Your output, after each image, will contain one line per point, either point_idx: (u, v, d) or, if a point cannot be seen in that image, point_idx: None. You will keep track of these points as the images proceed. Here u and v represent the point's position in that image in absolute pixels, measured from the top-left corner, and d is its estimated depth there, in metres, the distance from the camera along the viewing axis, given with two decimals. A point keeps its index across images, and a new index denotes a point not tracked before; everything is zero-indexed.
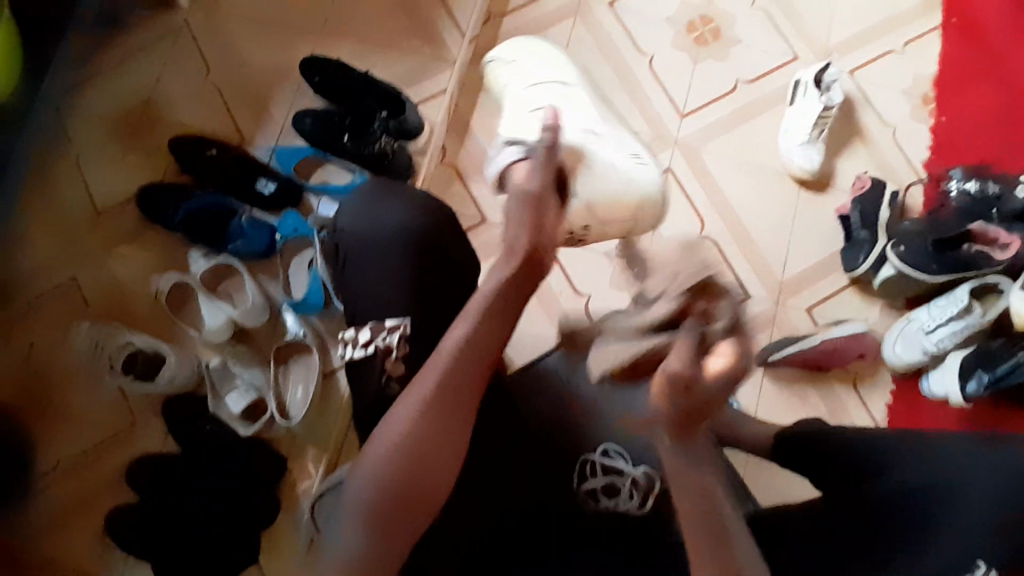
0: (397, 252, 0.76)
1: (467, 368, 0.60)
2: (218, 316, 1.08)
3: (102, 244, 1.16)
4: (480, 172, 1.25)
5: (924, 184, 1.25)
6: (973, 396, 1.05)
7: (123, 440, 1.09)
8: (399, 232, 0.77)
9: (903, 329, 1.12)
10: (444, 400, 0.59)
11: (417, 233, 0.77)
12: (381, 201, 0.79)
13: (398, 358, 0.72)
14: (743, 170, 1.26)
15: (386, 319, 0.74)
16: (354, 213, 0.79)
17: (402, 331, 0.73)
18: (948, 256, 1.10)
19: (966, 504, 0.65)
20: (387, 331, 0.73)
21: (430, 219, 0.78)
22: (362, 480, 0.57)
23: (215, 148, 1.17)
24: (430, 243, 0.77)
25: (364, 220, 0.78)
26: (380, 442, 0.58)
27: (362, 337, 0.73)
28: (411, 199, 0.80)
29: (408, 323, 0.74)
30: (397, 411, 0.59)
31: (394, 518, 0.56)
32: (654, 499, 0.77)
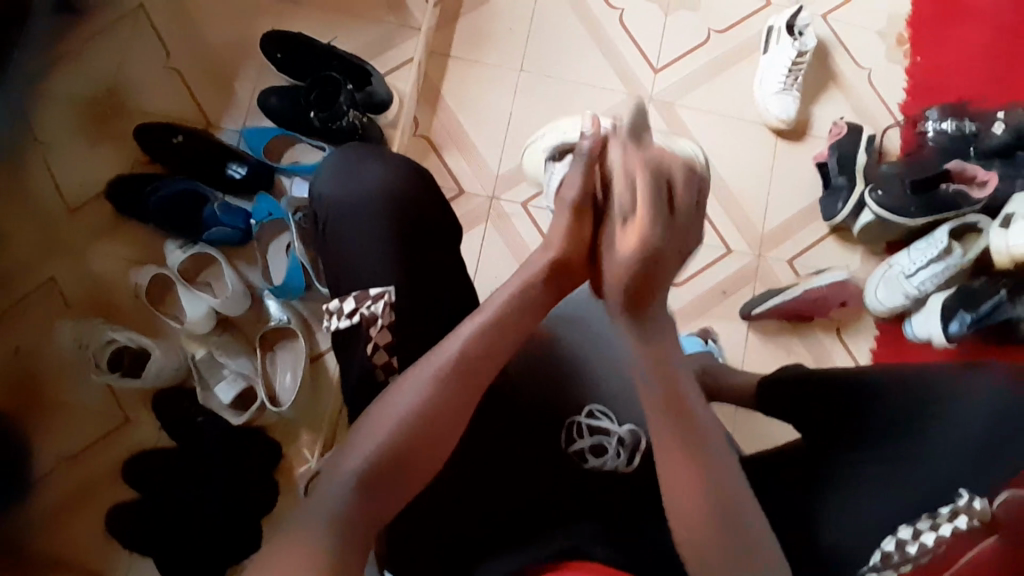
0: (372, 223, 0.75)
1: (488, 354, 0.63)
2: (200, 306, 1.07)
3: (76, 241, 1.14)
4: (455, 143, 1.23)
5: (901, 126, 1.25)
6: (957, 336, 1.07)
7: (118, 436, 1.09)
8: (373, 203, 0.76)
9: (885, 274, 1.13)
10: (458, 378, 0.60)
11: (387, 205, 0.76)
12: (355, 173, 0.78)
13: (383, 326, 0.71)
14: (722, 124, 1.24)
15: (369, 287, 0.73)
16: (328, 187, 0.78)
17: (387, 300, 0.72)
18: (928, 198, 1.10)
19: (939, 436, 0.66)
20: (370, 300, 0.72)
21: (402, 190, 0.77)
22: (359, 453, 0.55)
23: (181, 133, 1.14)
24: (402, 216, 0.76)
25: (339, 195, 0.77)
26: (385, 411, 0.58)
27: (347, 306, 0.72)
28: (384, 170, 0.78)
29: (393, 292, 0.72)
30: (411, 384, 0.59)
31: (387, 481, 0.55)
32: (642, 456, 0.76)
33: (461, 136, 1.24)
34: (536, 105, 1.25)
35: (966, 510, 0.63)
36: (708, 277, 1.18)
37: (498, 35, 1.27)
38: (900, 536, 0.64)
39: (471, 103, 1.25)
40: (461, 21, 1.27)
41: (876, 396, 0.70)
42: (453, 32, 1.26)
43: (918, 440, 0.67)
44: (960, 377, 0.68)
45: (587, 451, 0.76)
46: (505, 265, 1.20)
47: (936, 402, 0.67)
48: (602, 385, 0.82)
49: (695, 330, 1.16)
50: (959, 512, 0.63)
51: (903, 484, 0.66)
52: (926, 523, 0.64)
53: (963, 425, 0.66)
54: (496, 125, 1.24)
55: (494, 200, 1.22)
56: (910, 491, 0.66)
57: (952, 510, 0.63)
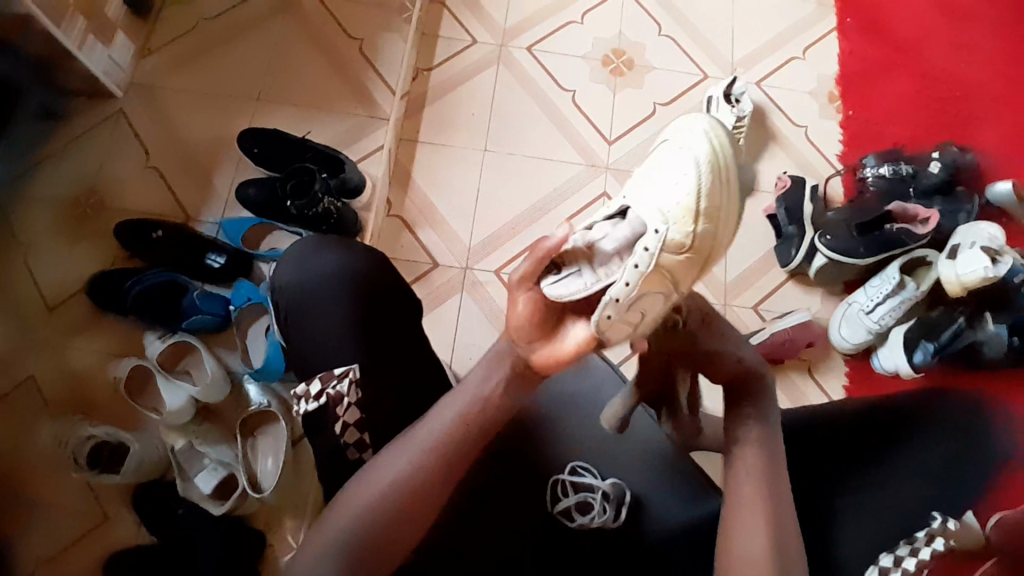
0: (337, 301, 0.77)
1: (465, 436, 0.60)
2: (179, 396, 1.06)
3: (56, 337, 1.15)
4: (426, 219, 1.30)
5: (843, 175, 1.33)
6: (922, 365, 1.11)
7: (95, 534, 1.06)
8: (339, 284, 0.78)
9: (846, 312, 1.18)
10: (432, 465, 0.59)
11: (353, 286, 0.78)
12: (317, 257, 0.80)
13: (350, 404, 0.72)
14: None
15: (334, 367, 0.75)
16: (291, 272, 0.80)
17: (352, 377, 0.73)
18: (874, 238, 1.17)
19: (922, 461, 0.68)
20: (336, 380, 0.73)
21: (368, 272, 0.79)
22: (336, 534, 0.57)
23: (160, 228, 1.18)
24: (369, 296, 0.78)
25: (303, 277, 0.78)
26: (358, 496, 0.58)
27: (313, 389, 0.73)
28: (347, 250, 0.81)
29: (356, 368, 0.74)
30: (383, 464, 0.59)
31: (367, 561, 0.57)
32: (627, 509, 0.77)
33: (432, 212, 1.30)
34: (501, 180, 1.32)
35: (941, 532, 0.67)
36: None
37: (461, 120, 1.36)
38: (883, 563, 0.65)
39: (440, 182, 1.32)
40: (426, 109, 1.36)
41: (836, 429, 0.72)
42: (419, 120, 1.36)
43: (905, 464, 0.68)
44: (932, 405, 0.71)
45: (574, 509, 0.75)
46: (483, 331, 1.23)
47: (896, 428, 0.70)
48: (580, 445, 0.82)
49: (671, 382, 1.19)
50: (935, 535, 0.66)
51: (881, 513, 0.67)
52: (905, 548, 0.66)
53: (923, 458, 0.68)
54: (464, 199, 1.31)
55: (468, 270, 1.27)
56: (888, 515, 0.67)
57: (929, 534, 0.66)
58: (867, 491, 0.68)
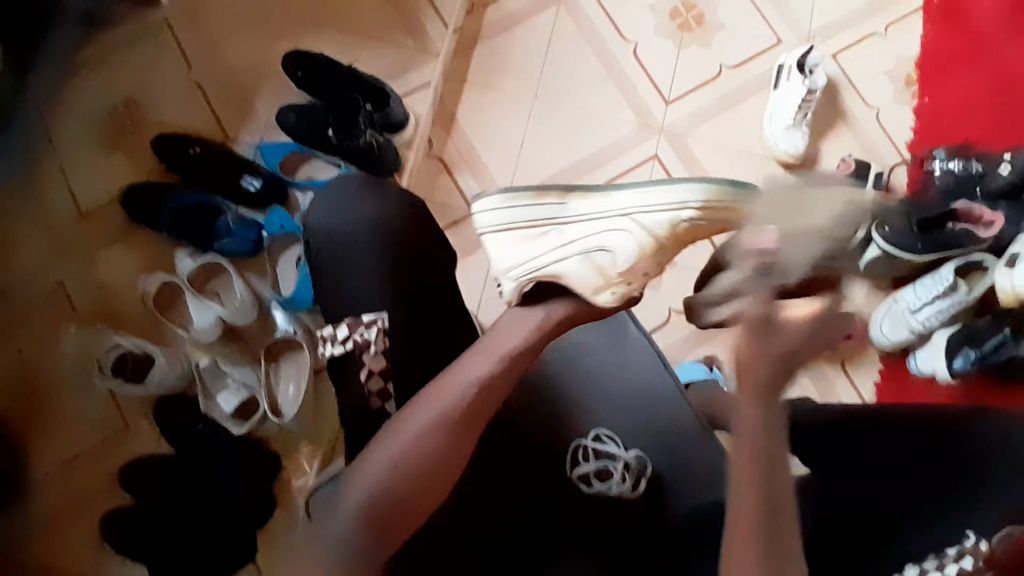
0: (374, 251, 0.74)
1: (484, 400, 0.61)
2: (207, 316, 1.06)
3: (88, 245, 1.16)
4: (467, 164, 1.26)
5: (908, 165, 1.26)
6: (960, 372, 1.09)
7: (117, 442, 1.09)
8: (375, 231, 0.75)
9: (890, 309, 1.14)
10: (452, 427, 0.59)
11: (390, 234, 0.75)
12: (354, 200, 0.77)
13: (377, 353, 0.70)
14: (728, 158, 1.27)
15: (362, 314, 0.72)
16: (330, 211, 0.77)
17: (380, 326, 0.71)
18: (936, 236, 1.11)
19: (956, 479, 0.69)
20: (364, 327, 0.70)
21: (406, 221, 0.77)
22: (355, 496, 0.58)
23: (198, 145, 1.16)
24: (406, 245, 0.75)
25: (340, 220, 0.76)
26: (378, 457, 0.58)
27: (340, 334, 0.71)
28: (384, 198, 0.77)
29: (385, 318, 0.71)
30: (403, 430, 0.59)
31: (385, 526, 0.57)
32: (646, 481, 0.77)
33: (474, 158, 1.26)
34: (548, 134, 1.28)
35: (973, 551, 0.64)
36: None
37: (514, 63, 1.30)
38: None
39: (485, 129, 1.27)
40: (478, 47, 1.30)
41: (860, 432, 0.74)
42: (470, 59, 1.30)
43: (933, 477, 0.70)
44: (974, 426, 0.71)
45: (586, 473, 0.76)
46: None
47: (973, 459, 0.70)
48: (602, 410, 0.82)
49: (699, 357, 1.18)
50: (965, 552, 0.64)
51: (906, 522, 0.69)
52: (933, 563, 0.65)
53: (971, 478, 0.69)
54: (508, 149, 1.27)
55: None
56: (912, 529, 0.69)
57: (959, 551, 0.65)
58: (900, 503, 0.70)
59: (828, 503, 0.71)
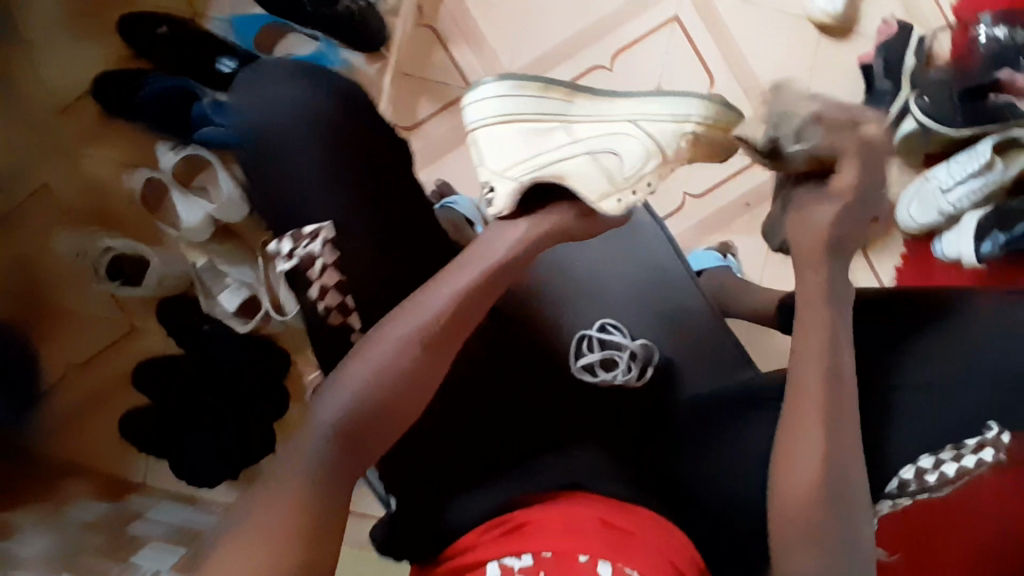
0: (311, 141, 0.65)
1: (475, 308, 0.56)
2: (196, 213, 1.01)
3: (72, 142, 1.09)
4: (463, 35, 1.14)
5: (952, 31, 1.13)
6: (988, 256, 1.04)
7: (126, 342, 1.11)
8: (307, 121, 0.64)
9: (920, 189, 1.08)
10: (442, 336, 0.54)
11: (326, 123, 0.65)
12: (281, 83, 0.66)
13: (326, 266, 0.65)
14: (756, 20, 1.14)
15: (304, 223, 0.65)
16: (257, 98, 0.66)
17: (324, 237, 0.64)
18: (973, 108, 1.04)
19: None
20: (307, 239, 0.65)
21: (338, 108, 0.65)
22: (339, 401, 0.51)
23: (165, 24, 1.03)
24: (344, 136, 0.65)
25: (264, 109, 0.65)
26: (368, 359, 0.52)
27: (284, 248, 0.65)
28: (314, 82, 0.66)
29: (329, 227, 0.64)
30: (394, 333, 0.54)
31: (368, 431, 0.51)
32: (652, 370, 0.82)
33: (470, 27, 1.14)
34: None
35: (993, 442, 0.60)
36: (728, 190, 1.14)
37: None
38: (920, 465, 0.60)
39: None
40: None
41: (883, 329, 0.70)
42: None
43: None
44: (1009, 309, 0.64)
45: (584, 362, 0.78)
46: None
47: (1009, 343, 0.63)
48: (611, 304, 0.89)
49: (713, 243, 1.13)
50: (986, 444, 0.60)
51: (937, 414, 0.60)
52: (949, 453, 0.60)
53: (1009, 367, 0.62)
54: (506, 16, 1.14)
55: None
56: (944, 420, 0.60)
57: (979, 442, 0.60)
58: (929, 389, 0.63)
59: (856, 389, 0.65)
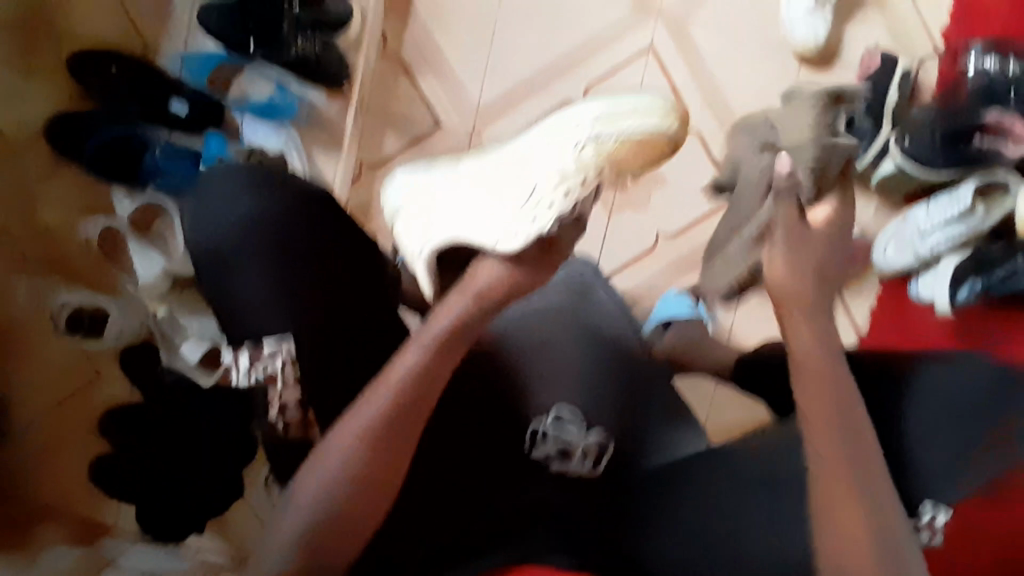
0: (251, 252, 0.57)
1: (427, 394, 0.51)
2: (153, 266, 1.01)
3: (16, 182, 1.02)
4: (429, 65, 1.09)
5: (940, 58, 1.08)
6: (963, 302, 1.01)
7: (84, 394, 1.06)
8: (253, 230, 0.58)
9: (899, 231, 1.06)
10: (392, 430, 0.49)
11: (277, 233, 0.59)
12: (231, 191, 0.60)
13: (287, 387, 0.57)
14: (735, 49, 1.09)
15: (262, 338, 0.56)
16: (200, 207, 0.60)
17: (286, 358, 0.56)
18: (958, 151, 0.99)
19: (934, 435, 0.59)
20: (265, 358, 0.56)
21: (293, 214, 0.60)
22: (292, 525, 0.47)
23: (115, 64, 0.98)
24: (298, 242, 0.59)
25: (211, 220, 0.59)
26: (318, 470, 0.48)
27: (240, 363, 0.57)
28: (261, 188, 0.60)
29: (290, 344, 0.56)
30: (342, 437, 0.49)
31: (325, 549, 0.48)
32: (607, 461, 0.74)
33: (436, 55, 1.09)
34: (522, 23, 1.08)
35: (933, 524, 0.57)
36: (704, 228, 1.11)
37: None
38: None
39: (446, 16, 1.08)
40: None
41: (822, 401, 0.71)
42: None
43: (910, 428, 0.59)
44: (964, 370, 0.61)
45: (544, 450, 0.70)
46: None
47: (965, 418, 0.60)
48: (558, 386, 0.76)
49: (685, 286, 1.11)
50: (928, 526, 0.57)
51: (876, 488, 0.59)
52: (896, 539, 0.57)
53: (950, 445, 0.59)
54: (474, 41, 1.09)
55: (475, 135, 1.10)
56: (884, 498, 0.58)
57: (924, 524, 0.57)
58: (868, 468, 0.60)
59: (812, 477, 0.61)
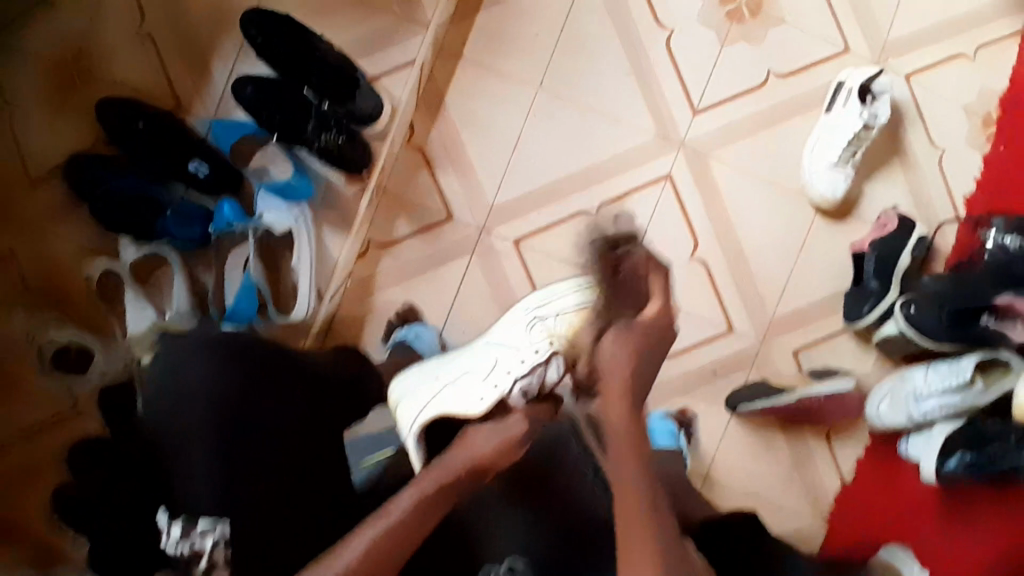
0: (205, 417, 0.75)
1: (389, 558, 0.64)
2: (143, 321, 1.00)
3: (35, 217, 1.06)
4: (451, 160, 1.11)
5: (960, 225, 1.08)
6: (948, 473, 0.96)
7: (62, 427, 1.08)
8: (203, 408, 0.74)
9: (895, 388, 1.03)
10: None
11: (221, 408, 0.74)
12: (181, 372, 0.75)
13: (210, 562, 0.71)
14: (752, 191, 1.10)
15: (200, 517, 0.72)
16: (163, 376, 0.76)
17: (217, 536, 0.72)
18: (964, 332, 0.97)
19: None
20: (199, 535, 0.71)
21: (232, 389, 0.75)
22: None
23: (142, 119, 1.01)
24: (239, 418, 0.75)
25: (170, 392, 0.75)
26: None
27: (173, 533, 0.71)
28: (207, 368, 0.75)
29: (225, 527, 0.72)
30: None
31: None
32: None
33: (460, 153, 1.11)
34: (549, 136, 1.11)
35: None
36: (698, 356, 1.11)
37: (522, 43, 1.10)
38: None
39: (476, 117, 1.10)
40: (480, 17, 1.09)
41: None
42: (470, 30, 1.09)
43: None
44: None
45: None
46: (486, 313, 1.10)
47: None
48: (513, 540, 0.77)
49: (674, 408, 1.11)
50: None
51: None
52: None
53: None
54: (500, 144, 1.11)
55: (485, 233, 1.11)
56: None
57: None
58: None
59: None
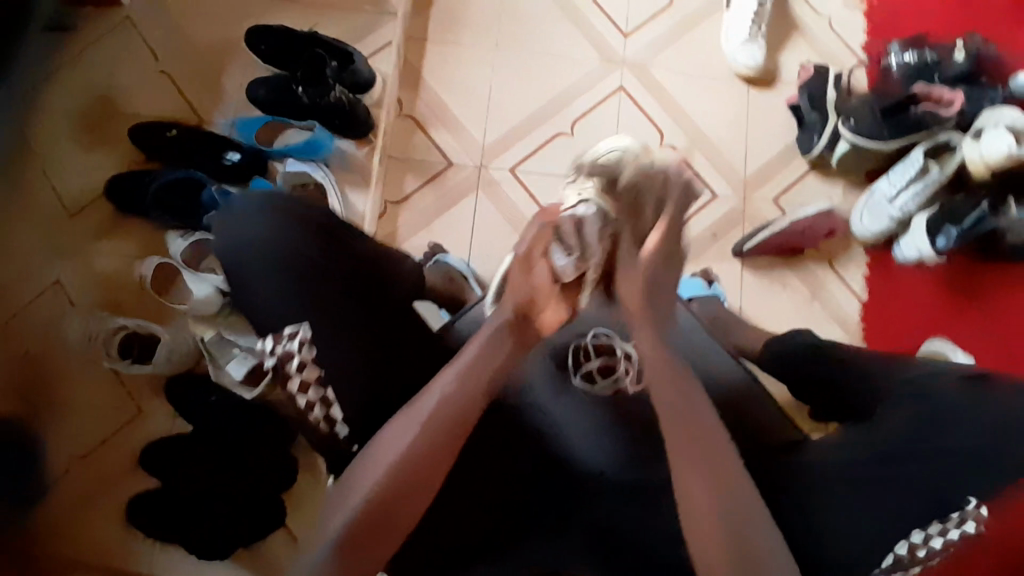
0: (273, 273, 0.74)
1: (459, 411, 0.69)
2: (204, 288, 1.07)
3: (83, 241, 1.18)
4: (439, 119, 1.28)
5: (865, 66, 1.29)
6: (944, 249, 1.12)
7: (132, 427, 1.11)
8: (280, 256, 0.74)
9: (869, 202, 1.17)
10: (431, 431, 0.67)
11: (298, 255, 0.75)
12: (256, 220, 0.76)
13: (303, 362, 0.74)
14: (691, 83, 1.30)
15: (284, 326, 0.74)
16: (236, 233, 0.76)
17: (301, 338, 0.73)
18: (900, 122, 1.14)
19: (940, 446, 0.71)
20: (286, 338, 0.74)
21: (314, 242, 0.75)
22: (346, 507, 0.65)
23: (175, 128, 1.18)
24: (318, 266, 0.75)
25: (244, 241, 0.75)
26: (375, 462, 0.66)
27: (267, 346, 0.75)
28: (288, 222, 0.76)
29: (306, 328, 0.74)
30: (392, 436, 0.67)
31: (380, 526, 0.65)
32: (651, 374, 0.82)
33: (444, 111, 1.29)
34: (514, 81, 1.30)
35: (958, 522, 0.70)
36: (698, 222, 1.24)
37: (472, 17, 1.32)
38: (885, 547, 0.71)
39: (451, 80, 1.30)
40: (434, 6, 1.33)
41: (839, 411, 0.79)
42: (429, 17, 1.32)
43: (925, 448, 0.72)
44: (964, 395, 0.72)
45: (558, 388, 0.81)
46: (503, 235, 1.23)
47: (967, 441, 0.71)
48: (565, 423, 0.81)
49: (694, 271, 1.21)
50: (957, 521, 0.70)
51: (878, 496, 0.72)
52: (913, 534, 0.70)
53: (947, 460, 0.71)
54: (474, 96, 1.29)
55: (482, 169, 1.27)
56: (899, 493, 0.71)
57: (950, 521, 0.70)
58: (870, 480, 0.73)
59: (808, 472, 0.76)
